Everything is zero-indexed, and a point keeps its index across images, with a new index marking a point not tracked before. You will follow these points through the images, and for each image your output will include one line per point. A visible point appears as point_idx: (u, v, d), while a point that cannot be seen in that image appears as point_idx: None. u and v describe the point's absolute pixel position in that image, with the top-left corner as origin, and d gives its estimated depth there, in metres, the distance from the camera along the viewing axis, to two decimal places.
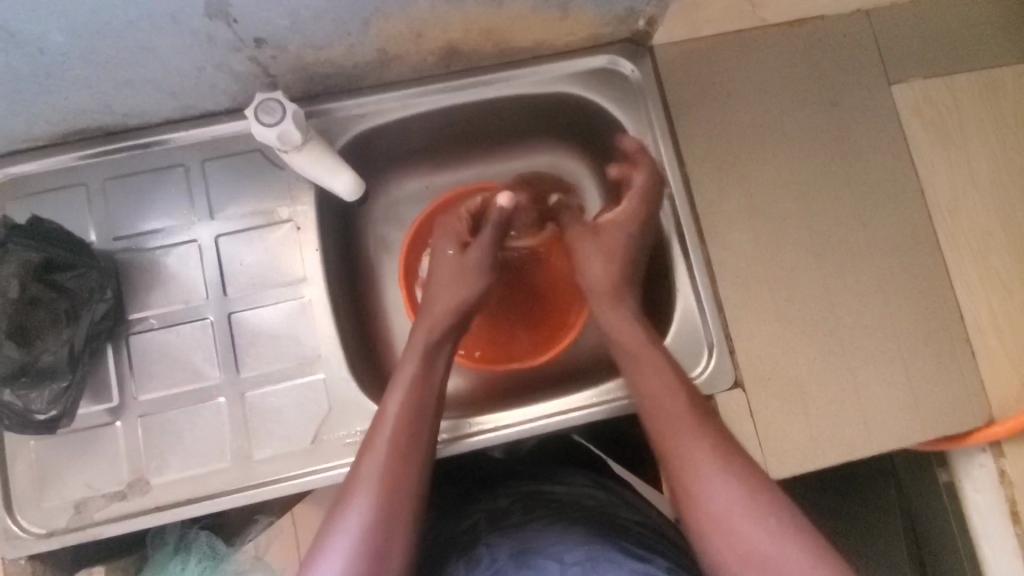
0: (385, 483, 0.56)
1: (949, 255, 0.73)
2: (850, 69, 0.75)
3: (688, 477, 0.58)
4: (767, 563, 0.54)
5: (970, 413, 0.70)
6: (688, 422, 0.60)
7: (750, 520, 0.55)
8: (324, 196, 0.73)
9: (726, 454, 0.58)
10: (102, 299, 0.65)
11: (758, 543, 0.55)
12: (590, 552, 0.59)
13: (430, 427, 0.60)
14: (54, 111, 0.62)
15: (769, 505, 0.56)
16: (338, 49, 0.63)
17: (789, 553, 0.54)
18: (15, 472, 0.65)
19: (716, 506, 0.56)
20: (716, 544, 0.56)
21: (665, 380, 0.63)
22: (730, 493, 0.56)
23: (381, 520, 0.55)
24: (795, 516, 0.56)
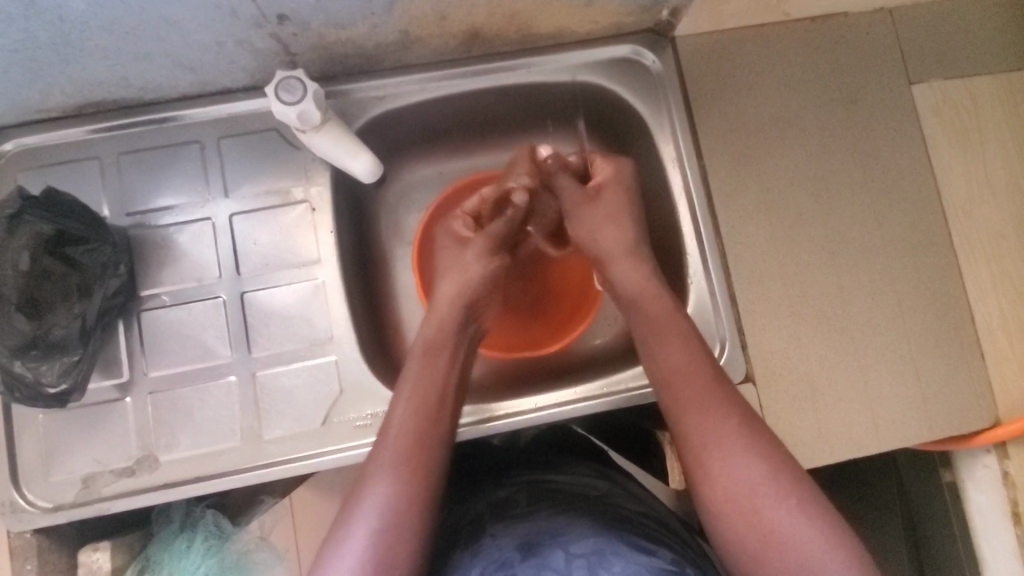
0: (398, 475, 0.55)
1: (962, 257, 0.73)
2: (872, 67, 0.75)
3: (709, 457, 0.57)
4: (787, 544, 0.53)
5: (977, 414, 0.71)
6: (708, 399, 0.59)
7: (774, 500, 0.54)
8: (340, 177, 0.72)
9: (755, 429, 0.57)
10: (116, 275, 0.65)
11: (779, 524, 0.53)
12: (595, 545, 0.57)
13: (440, 421, 0.60)
14: (70, 82, 0.61)
15: (793, 486, 0.55)
16: (360, 29, 0.62)
17: (811, 533, 0.53)
18: (23, 446, 0.64)
19: (738, 487, 0.55)
20: (736, 525, 0.55)
21: (685, 354, 0.62)
22: (754, 472, 0.55)
23: (391, 516, 0.54)
24: (817, 497, 0.55)
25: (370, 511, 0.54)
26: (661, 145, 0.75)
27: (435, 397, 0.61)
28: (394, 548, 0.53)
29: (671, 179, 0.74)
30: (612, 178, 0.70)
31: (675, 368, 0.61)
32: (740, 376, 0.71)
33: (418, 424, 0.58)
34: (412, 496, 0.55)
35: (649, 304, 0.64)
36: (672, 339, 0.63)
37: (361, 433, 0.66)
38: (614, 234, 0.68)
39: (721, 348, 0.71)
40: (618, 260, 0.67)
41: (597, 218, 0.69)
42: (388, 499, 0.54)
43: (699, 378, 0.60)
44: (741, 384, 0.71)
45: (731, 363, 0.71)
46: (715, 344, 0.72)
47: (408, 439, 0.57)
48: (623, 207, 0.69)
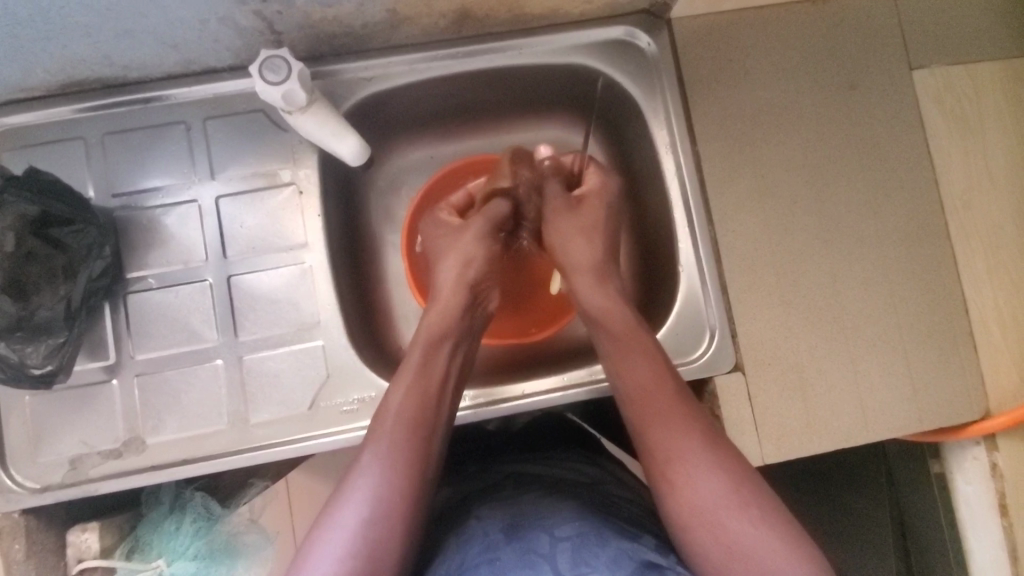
0: (383, 482, 0.54)
1: (958, 248, 0.72)
2: (872, 51, 0.73)
3: (671, 473, 0.57)
4: (751, 555, 0.53)
5: (967, 406, 0.70)
6: (670, 415, 0.59)
7: (736, 512, 0.54)
8: (327, 160, 0.71)
9: (716, 447, 0.57)
10: (101, 257, 0.64)
11: (742, 535, 0.53)
12: (580, 529, 0.57)
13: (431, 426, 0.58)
14: (51, 60, 0.60)
15: (753, 496, 0.55)
16: (347, 7, 0.61)
17: (771, 543, 0.53)
18: (11, 427, 0.65)
19: (703, 503, 0.55)
20: (702, 539, 0.55)
21: (650, 367, 0.60)
22: (716, 486, 0.55)
23: (370, 530, 0.52)
24: (777, 506, 0.55)
25: (360, 501, 0.53)
26: (655, 130, 0.73)
27: (435, 386, 0.60)
28: (382, 538, 0.52)
29: (662, 163, 0.74)
30: (597, 189, 0.69)
31: (639, 385, 0.60)
32: (730, 364, 0.70)
33: (416, 418, 0.57)
34: (389, 509, 0.53)
35: (616, 316, 0.63)
36: (636, 355, 0.61)
37: (347, 418, 0.66)
38: (586, 246, 0.66)
39: (710, 338, 0.71)
40: (579, 274, 0.66)
41: (572, 229, 0.67)
42: (380, 488, 0.54)
43: (664, 396, 0.59)
44: (731, 373, 0.70)
45: (720, 352, 0.70)
46: (705, 334, 0.72)
47: (402, 432, 0.56)
48: (597, 223, 0.68)
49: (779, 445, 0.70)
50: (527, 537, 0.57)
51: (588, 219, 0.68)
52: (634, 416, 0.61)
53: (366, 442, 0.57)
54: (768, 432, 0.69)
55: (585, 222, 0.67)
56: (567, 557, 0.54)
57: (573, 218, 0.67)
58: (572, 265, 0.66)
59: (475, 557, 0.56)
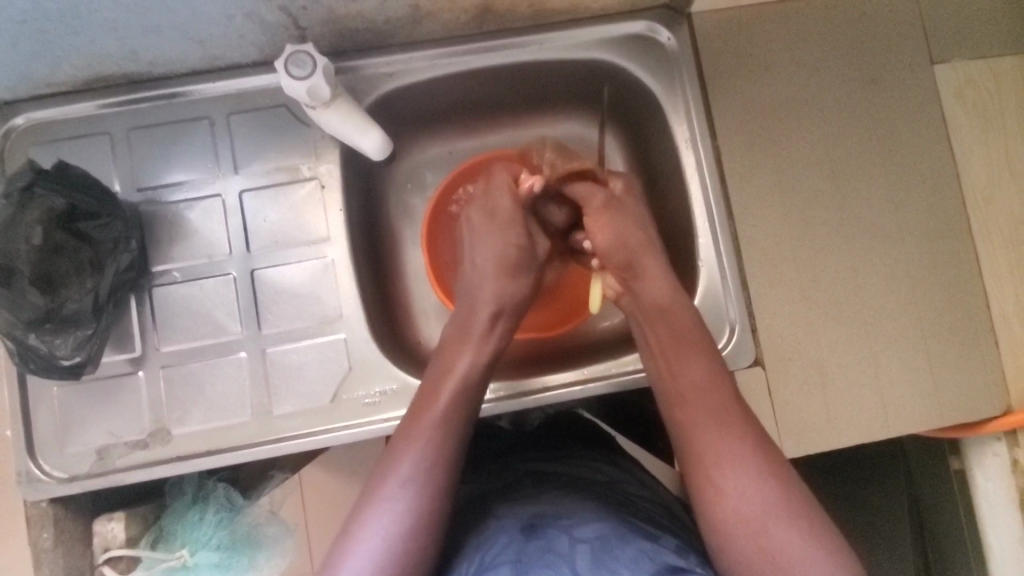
0: (426, 473, 0.55)
1: (980, 244, 0.72)
2: (894, 45, 0.73)
3: (717, 473, 0.57)
4: (790, 563, 0.53)
5: (989, 402, 0.70)
6: (720, 417, 0.59)
7: (783, 523, 0.54)
8: (349, 154, 0.71)
9: (763, 453, 0.57)
10: (128, 250, 0.65)
11: (787, 546, 0.53)
12: (600, 531, 0.57)
13: (466, 423, 0.59)
14: (79, 56, 0.61)
15: (799, 507, 0.55)
16: (370, 3, 0.61)
17: (814, 556, 0.53)
18: (38, 416, 0.65)
19: (746, 510, 0.55)
20: (742, 544, 0.55)
21: (704, 369, 0.61)
22: (763, 493, 0.55)
23: (410, 525, 0.53)
24: (821, 517, 0.55)
25: (404, 487, 0.54)
26: (675, 125, 0.73)
27: (471, 384, 0.61)
28: (421, 524, 0.54)
29: (683, 160, 0.73)
30: (626, 188, 0.69)
31: (691, 382, 0.60)
32: (749, 360, 0.70)
33: (452, 418, 0.58)
34: (424, 510, 0.54)
35: (669, 311, 0.63)
36: (693, 353, 0.62)
37: (370, 410, 0.67)
38: (637, 236, 0.66)
39: (730, 332, 0.70)
40: (637, 269, 0.65)
41: (621, 220, 0.66)
42: (419, 475, 0.55)
43: (719, 393, 0.60)
44: (751, 368, 0.70)
45: (741, 347, 0.70)
46: (725, 328, 0.71)
47: (441, 422, 0.58)
48: (644, 216, 0.68)
49: (799, 441, 0.70)
50: (547, 538, 0.57)
51: (633, 211, 0.67)
52: (677, 413, 0.61)
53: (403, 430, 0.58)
54: (788, 427, 0.69)
55: (632, 213, 0.67)
56: (586, 559, 0.54)
57: (618, 212, 0.67)
58: (631, 258, 0.65)
59: (496, 553, 0.57)
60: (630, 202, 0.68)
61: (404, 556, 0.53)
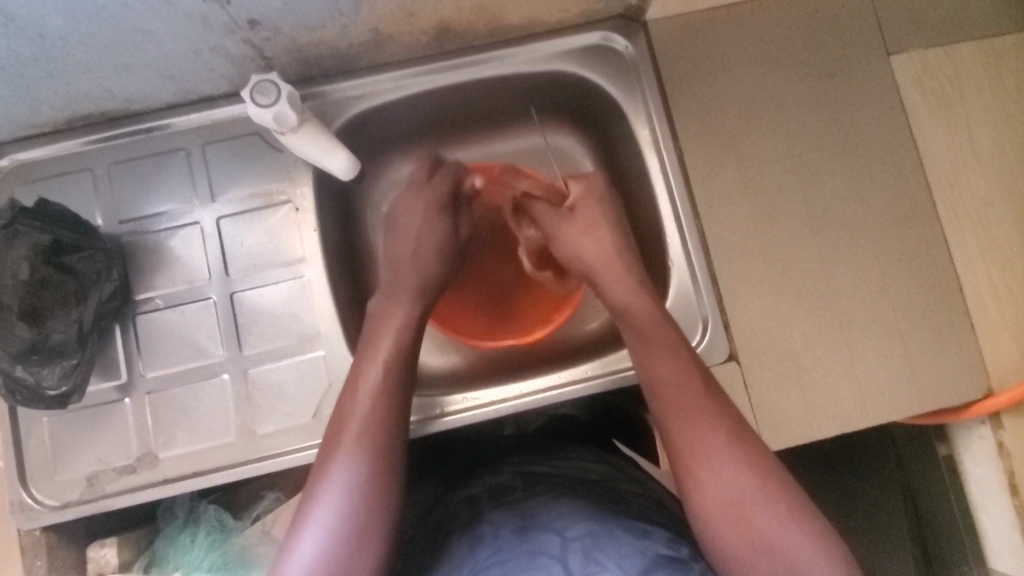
0: (367, 439, 0.58)
1: (948, 227, 0.72)
2: (849, 38, 0.74)
3: (699, 468, 0.57)
4: (776, 551, 0.53)
5: (969, 384, 0.70)
6: (698, 409, 0.59)
7: (767, 511, 0.55)
8: (322, 176, 0.74)
9: (742, 442, 0.58)
10: (109, 280, 0.67)
11: (771, 534, 0.54)
12: (590, 529, 0.58)
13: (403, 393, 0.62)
14: (57, 97, 0.64)
15: (781, 496, 0.56)
16: (331, 30, 0.64)
17: (799, 544, 0.53)
18: (29, 446, 0.67)
19: (729, 498, 0.56)
20: (728, 534, 0.55)
21: (677, 362, 0.61)
22: (742, 486, 0.56)
23: (359, 488, 0.56)
24: (803, 502, 0.56)
25: (350, 453, 0.57)
26: (637, 128, 0.75)
27: (405, 346, 0.65)
28: (372, 477, 0.57)
29: (646, 162, 0.75)
30: (586, 193, 0.72)
31: (665, 378, 0.61)
32: (723, 356, 0.71)
33: (388, 387, 0.61)
34: (375, 471, 0.57)
35: (635, 311, 0.65)
36: (662, 348, 0.62)
37: None
38: (596, 248, 0.69)
39: (703, 329, 0.72)
40: (607, 277, 0.68)
41: (578, 234, 0.70)
42: (364, 438, 0.58)
43: (691, 390, 0.60)
44: (726, 363, 0.71)
45: (713, 343, 0.71)
46: (697, 325, 0.72)
47: (368, 430, 0.59)
48: (602, 220, 0.71)
49: (779, 434, 0.69)
50: (534, 546, 0.57)
51: (589, 220, 0.71)
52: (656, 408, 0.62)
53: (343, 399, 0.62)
54: (767, 420, 0.70)
55: (588, 222, 0.71)
56: (578, 558, 0.56)
57: (570, 225, 0.71)
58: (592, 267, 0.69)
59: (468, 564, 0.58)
60: (587, 209, 0.72)
61: (361, 514, 0.55)
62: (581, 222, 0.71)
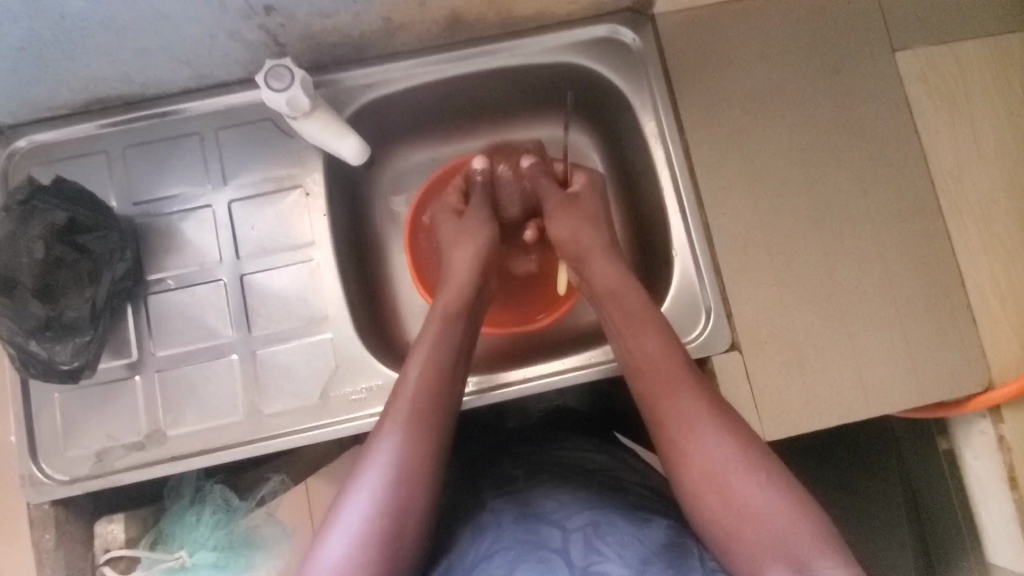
0: (406, 441, 0.57)
1: (951, 223, 0.73)
2: (855, 35, 0.75)
3: (682, 438, 0.59)
4: (760, 518, 0.54)
5: (970, 378, 0.70)
6: (679, 383, 0.60)
7: (746, 476, 0.56)
8: (332, 162, 0.75)
9: (721, 413, 0.59)
10: (123, 260, 0.68)
11: (752, 499, 0.55)
12: (591, 518, 0.59)
13: (449, 393, 0.61)
14: (75, 79, 0.66)
15: (760, 461, 0.57)
16: (344, 17, 0.65)
17: (780, 507, 0.54)
18: (40, 421, 0.68)
19: (710, 465, 0.57)
20: (710, 502, 0.56)
21: (659, 340, 0.63)
22: (722, 450, 0.57)
23: (394, 488, 0.55)
24: (784, 470, 0.57)
25: (386, 455, 0.57)
26: (645, 121, 0.76)
27: (448, 351, 0.63)
28: (407, 476, 0.56)
29: (653, 155, 0.76)
30: (587, 185, 0.74)
31: (647, 354, 0.63)
32: (725, 345, 0.72)
33: (429, 387, 0.60)
34: (411, 471, 0.56)
35: (621, 291, 0.67)
36: (648, 326, 0.64)
37: (357, 406, 0.69)
38: (593, 233, 0.70)
39: (707, 317, 0.73)
40: (594, 257, 0.69)
41: (570, 218, 0.71)
42: (402, 441, 0.57)
43: (671, 365, 0.62)
44: (728, 352, 0.71)
45: (716, 333, 0.72)
46: (701, 313, 0.74)
47: (419, 409, 0.59)
48: (598, 211, 0.72)
49: (780, 425, 0.70)
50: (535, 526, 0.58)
51: (591, 211, 0.72)
52: (639, 386, 0.63)
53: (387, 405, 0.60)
54: (768, 409, 0.70)
55: (589, 213, 0.72)
56: (579, 549, 0.57)
57: (571, 211, 0.72)
58: (583, 250, 0.70)
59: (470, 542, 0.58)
60: (589, 201, 0.73)
61: (394, 513, 0.54)
62: (584, 211, 0.72)
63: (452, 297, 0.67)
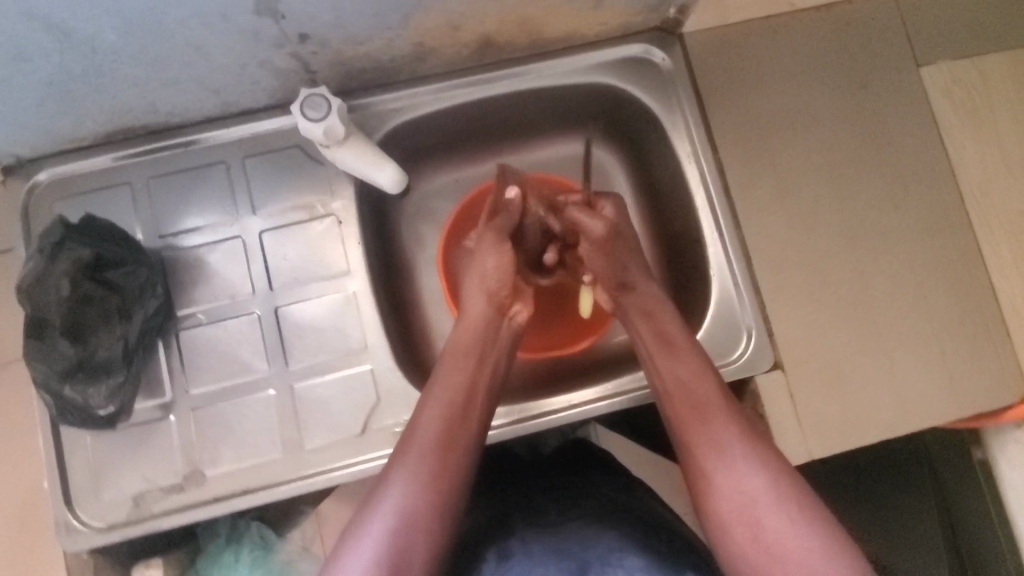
0: (416, 486, 0.56)
1: (981, 235, 0.74)
2: (880, 51, 0.76)
3: (709, 469, 0.59)
4: (791, 555, 0.54)
5: (1006, 389, 0.71)
6: (713, 410, 0.60)
7: (777, 510, 0.56)
8: (362, 189, 0.73)
9: (751, 442, 0.59)
10: (154, 295, 0.67)
11: (781, 533, 0.55)
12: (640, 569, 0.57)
13: (461, 434, 0.59)
14: (100, 111, 0.64)
15: (791, 494, 0.56)
16: (377, 43, 0.64)
17: (810, 542, 0.54)
18: (72, 467, 0.66)
19: (738, 499, 0.57)
20: (739, 535, 0.56)
21: (692, 368, 0.62)
22: (751, 483, 0.57)
23: (401, 533, 0.54)
24: (815, 501, 0.57)
25: (396, 498, 0.55)
26: (675, 141, 0.76)
27: (463, 392, 0.61)
28: (416, 521, 0.55)
29: (686, 174, 0.76)
30: (617, 211, 0.70)
31: (676, 380, 0.63)
32: (768, 364, 0.72)
33: (441, 429, 0.59)
34: (420, 518, 0.55)
35: (658, 314, 0.66)
36: (682, 350, 0.63)
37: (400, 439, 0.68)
38: (629, 261, 0.68)
39: (748, 337, 0.73)
40: (627, 284, 0.67)
41: (607, 249, 0.67)
42: (411, 484, 0.56)
43: (698, 394, 0.61)
44: (770, 372, 0.71)
45: (758, 352, 0.72)
46: (742, 333, 0.73)
47: (430, 452, 0.58)
48: (630, 237, 0.69)
49: (823, 442, 0.70)
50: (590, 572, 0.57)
51: (620, 235, 0.69)
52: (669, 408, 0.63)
53: (400, 442, 0.59)
54: (812, 427, 0.70)
55: (617, 237, 0.69)
56: None
57: (601, 241, 0.67)
58: (621, 279, 0.67)
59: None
60: (621, 226, 0.70)
61: (399, 559, 0.53)
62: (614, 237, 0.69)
63: (471, 327, 0.65)
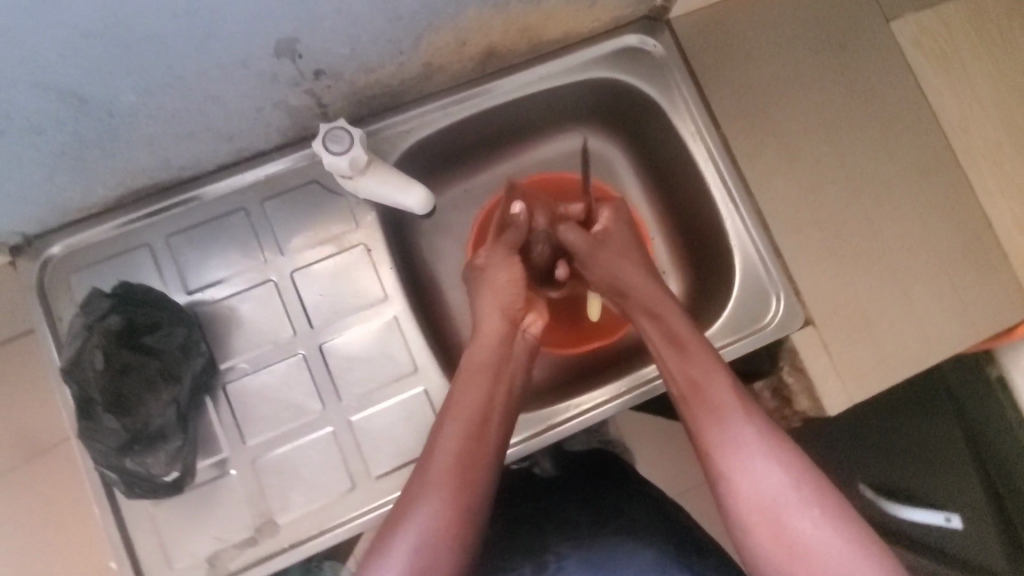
0: (440, 508, 0.55)
1: (970, 171, 0.79)
2: (854, 11, 0.80)
3: (731, 464, 0.58)
4: (813, 556, 0.54)
5: (1016, 310, 0.76)
6: (724, 400, 0.61)
7: (799, 511, 0.56)
8: (385, 214, 0.73)
9: (768, 437, 0.59)
10: (200, 354, 0.65)
11: (801, 533, 0.55)
12: None
13: (483, 455, 0.59)
14: (112, 175, 0.62)
15: (814, 496, 0.56)
16: (387, 68, 0.64)
17: (834, 542, 0.54)
18: (140, 541, 0.64)
19: (759, 497, 0.57)
20: (761, 535, 0.56)
21: (706, 358, 0.62)
22: (774, 482, 0.57)
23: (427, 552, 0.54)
24: (839, 504, 0.56)
25: (421, 518, 0.55)
26: (678, 123, 0.79)
27: (482, 415, 0.61)
28: (440, 543, 0.54)
29: (693, 153, 0.79)
30: (613, 220, 0.72)
31: (681, 371, 0.63)
32: (801, 321, 0.75)
33: (464, 450, 0.58)
34: (443, 540, 0.55)
35: (660, 312, 0.66)
36: (692, 346, 0.63)
37: None
38: (631, 269, 0.68)
39: (777, 299, 0.77)
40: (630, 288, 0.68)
41: (610, 256, 0.69)
42: (436, 505, 0.56)
43: (707, 385, 0.62)
44: (804, 329, 0.75)
45: (790, 312, 0.75)
46: (771, 296, 0.77)
47: (453, 474, 0.57)
48: (631, 243, 0.71)
49: (862, 387, 0.74)
50: None
51: (620, 241, 0.71)
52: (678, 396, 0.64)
53: (422, 460, 0.59)
54: (849, 375, 0.74)
55: (619, 242, 0.71)
56: None
57: (605, 250, 0.69)
58: (624, 287, 0.68)
59: None
60: (617, 232, 0.72)
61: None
62: (615, 244, 0.70)
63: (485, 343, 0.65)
